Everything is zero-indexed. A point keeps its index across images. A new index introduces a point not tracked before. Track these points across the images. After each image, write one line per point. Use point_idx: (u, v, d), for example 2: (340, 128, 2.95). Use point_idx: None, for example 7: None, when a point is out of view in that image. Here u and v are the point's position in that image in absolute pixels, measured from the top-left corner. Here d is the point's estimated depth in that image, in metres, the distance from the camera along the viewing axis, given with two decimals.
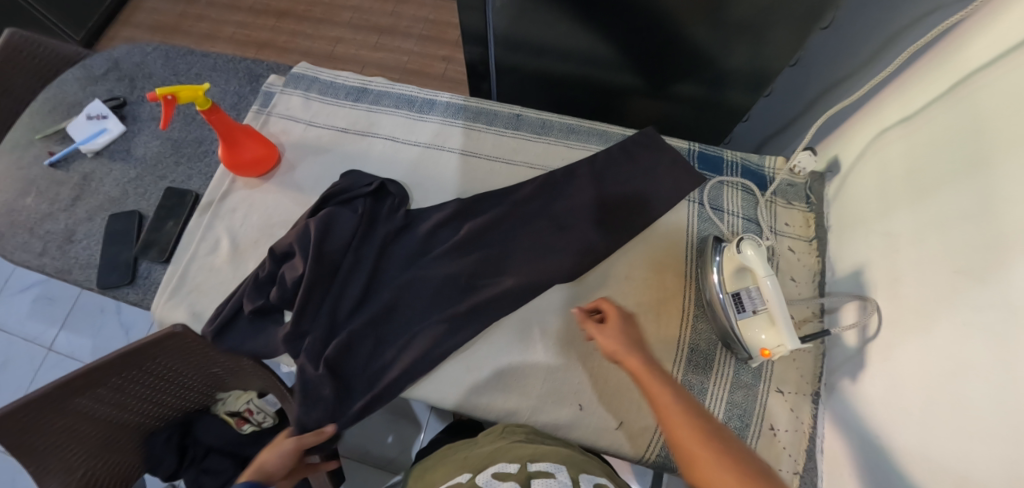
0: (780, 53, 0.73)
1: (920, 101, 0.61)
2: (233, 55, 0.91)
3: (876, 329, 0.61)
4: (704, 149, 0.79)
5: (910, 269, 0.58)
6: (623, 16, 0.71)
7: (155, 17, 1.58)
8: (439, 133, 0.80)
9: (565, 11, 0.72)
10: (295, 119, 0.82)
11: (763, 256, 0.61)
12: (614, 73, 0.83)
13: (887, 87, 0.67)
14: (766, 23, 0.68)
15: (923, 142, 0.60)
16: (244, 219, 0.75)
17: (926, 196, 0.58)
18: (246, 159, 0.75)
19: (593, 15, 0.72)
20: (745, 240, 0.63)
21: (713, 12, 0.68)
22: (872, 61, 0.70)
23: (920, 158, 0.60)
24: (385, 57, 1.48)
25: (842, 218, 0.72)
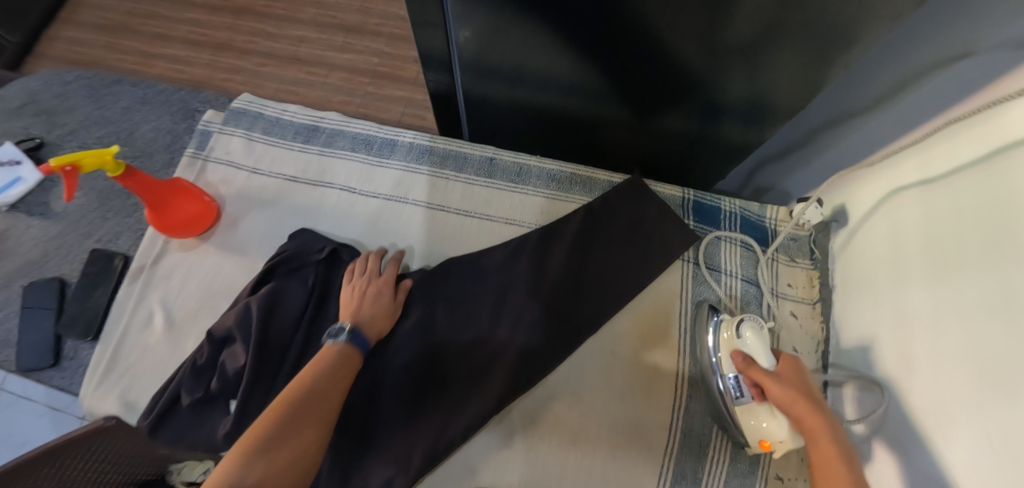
0: (788, 87, 0.61)
1: (948, 162, 0.52)
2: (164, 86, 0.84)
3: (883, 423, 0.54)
4: (699, 197, 0.72)
5: (930, 363, 0.50)
6: (601, 47, 0.60)
7: (100, 14, 1.40)
8: (401, 182, 0.71)
9: (533, 41, 0.61)
10: (237, 166, 0.72)
11: (764, 340, 0.55)
12: (598, 105, 0.72)
13: (906, 133, 0.58)
14: (767, 63, 0.57)
15: (945, 210, 0.52)
16: (181, 287, 0.66)
17: (950, 279, 0.49)
18: (180, 221, 0.65)
19: (568, 45, 0.61)
20: (746, 320, 0.57)
21: (708, 44, 0.57)
22: (890, 98, 0.60)
23: (944, 229, 0.51)
24: (353, 58, 1.35)
25: (850, 281, 0.64)
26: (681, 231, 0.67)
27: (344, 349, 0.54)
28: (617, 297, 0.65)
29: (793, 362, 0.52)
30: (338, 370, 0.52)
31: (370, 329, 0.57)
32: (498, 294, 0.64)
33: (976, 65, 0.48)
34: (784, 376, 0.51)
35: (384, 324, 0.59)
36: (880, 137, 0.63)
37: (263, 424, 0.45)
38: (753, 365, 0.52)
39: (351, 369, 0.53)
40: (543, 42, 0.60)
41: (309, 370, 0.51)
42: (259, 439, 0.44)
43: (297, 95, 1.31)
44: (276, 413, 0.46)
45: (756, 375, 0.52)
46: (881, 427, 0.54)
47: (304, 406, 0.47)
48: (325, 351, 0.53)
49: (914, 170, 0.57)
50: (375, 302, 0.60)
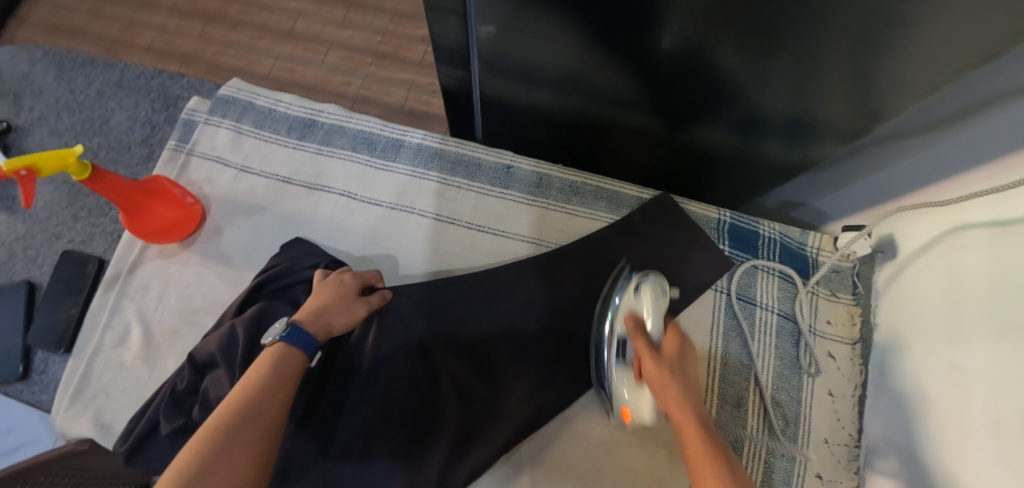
0: (838, 106, 0.53)
1: (1017, 207, 0.44)
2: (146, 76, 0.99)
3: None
4: (736, 219, 0.66)
5: (981, 438, 0.44)
6: (632, 48, 0.52)
7: None
8: (406, 189, 0.64)
9: (558, 35, 0.52)
10: (223, 163, 0.65)
11: (658, 293, 0.48)
12: (626, 112, 0.65)
13: (978, 164, 0.49)
14: (819, 73, 0.49)
15: (1018, 259, 0.43)
16: (159, 300, 0.60)
17: (1013, 345, 0.43)
18: (158, 228, 0.59)
19: (598, 44, 0.52)
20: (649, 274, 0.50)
21: (757, 54, 0.49)
22: (949, 125, 0.51)
23: (1011, 286, 0.44)
24: (354, 35, 1.25)
25: (899, 325, 0.57)
26: (714, 257, 0.63)
27: (281, 350, 0.45)
28: None
29: (680, 337, 0.46)
30: (278, 379, 0.43)
31: (319, 326, 0.49)
32: (509, 322, 0.58)
33: None
34: (665, 351, 0.45)
35: (340, 318, 0.50)
36: (938, 168, 0.54)
37: (184, 461, 0.36)
38: (642, 335, 0.46)
39: (293, 374, 0.44)
40: (568, 41, 0.53)
41: (244, 385, 0.42)
42: (180, 480, 0.35)
43: (294, 74, 1.21)
44: (201, 443, 0.37)
45: (641, 346, 0.45)
46: None
47: (236, 429, 0.39)
48: (266, 354, 0.45)
49: (980, 211, 0.49)
50: (327, 295, 0.51)
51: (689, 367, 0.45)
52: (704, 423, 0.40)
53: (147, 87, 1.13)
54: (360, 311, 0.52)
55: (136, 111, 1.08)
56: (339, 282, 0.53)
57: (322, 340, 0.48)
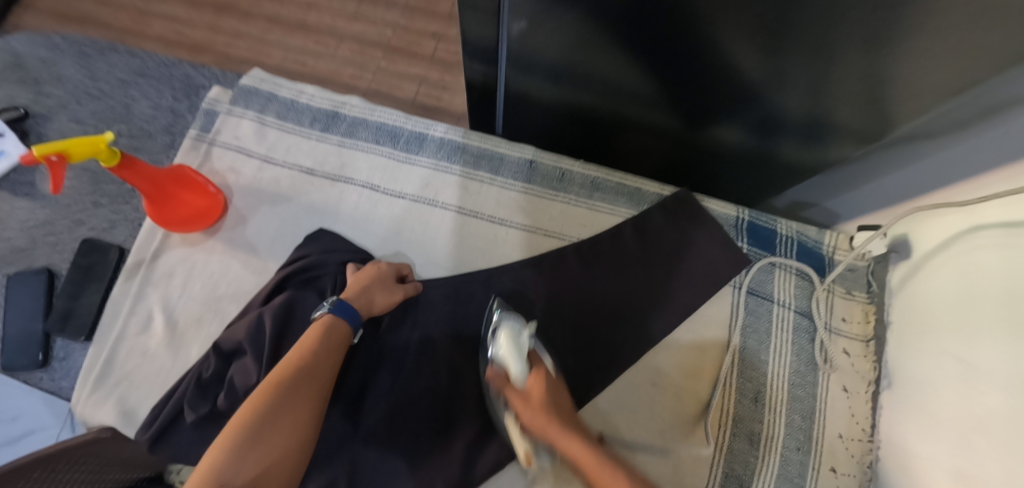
0: (866, 109, 0.54)
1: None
2: (166, 63, 1.01)
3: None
4: (754, 218, 0.66)
5: (993, 430, 0.45)
6: (664, 45, 0.52)
7: None
8: (430, 182, 0.64)
9: (590, 31, 0.52)
10: (246, 153, 0.65)
11: (518, 347, 0.49)
12: (650, 110, 0.65)
13: (992, 169, 0.51)
14: (845, 76, 0.50)
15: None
16: (183, 288, 0.61)
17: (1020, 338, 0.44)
18: (182, 215, 0.60)
19: (629, 39, 0.52)
20: (503, 324, 0.51)
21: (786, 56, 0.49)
22: (964, 129, 0.52)
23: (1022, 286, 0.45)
24: (365, 28, 1.25)
25: (911, 324, 0.59)
26: (731, 253, 0.63)
27: (330, 322, 0.48)
28: (661, 324, 0.61)
29: (547, 378, 0.49)
30: (328, 347, 0.46)
31: (362, 302, 0.51)
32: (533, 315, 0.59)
33: None
34: (532, 395, 0.48)
35: (380, 297, 0.52)
36: (955, 171, 0.55)
37: (247, 412, 0.40)
38: (511, 388, 0.49)
39: (340, 345, 0.47)
40: (591, 37, 0.53)
41: (301, 346, 0.46)
42: (245, 423, 0.39)
43: (304, 66, 1.21)
44: (263, 396, 0.41)
45: (514, 398, 0.49)
46: None
47: (296, 386, 0.42)
48: (314, 326, 0.48)
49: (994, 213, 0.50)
50: (366, 276, 0.53)
51: (557, 396, 0.49)
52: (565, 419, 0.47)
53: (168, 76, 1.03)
54: (399, 295, 0.54)
55: (157, 99, 0.99)
56: (377, 267, 0.55)
57: (365, 317, 0.51)
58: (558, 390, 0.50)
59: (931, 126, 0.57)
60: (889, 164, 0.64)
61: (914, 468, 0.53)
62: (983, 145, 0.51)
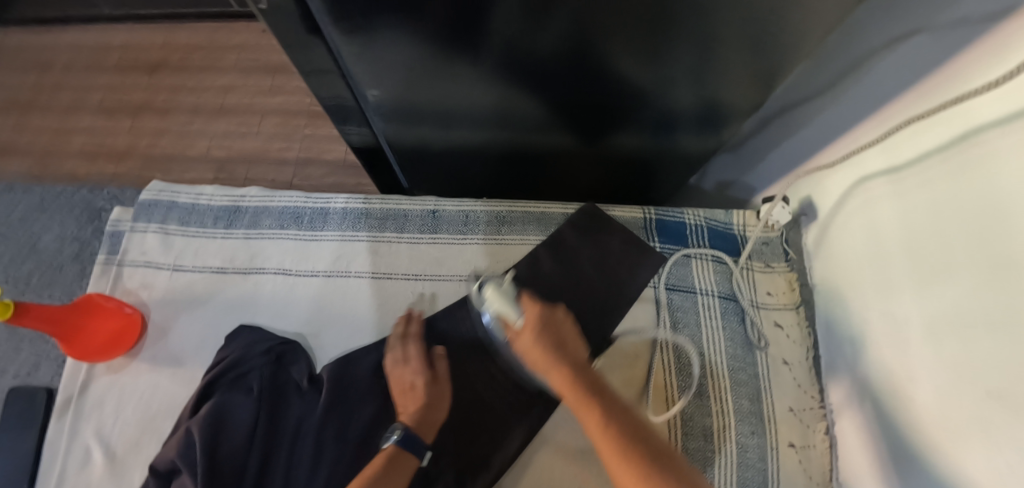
0: (741, 94, 0.57)
1: (917, 150, 0.48)
2: (68, 190, 0.97)
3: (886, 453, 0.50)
4: (661, 214, 0.67)
5: (926, 374, 0.46)
6: (542, 75, 0.54)
7: (7, 95, 1.30)
8: (340, 254, 0.65)
9: (470, 76, 0.54)
10: (156, 266, 0.65)
11: (504, 295, 0.50)
12: (540, 135, 0.66)
13: (868, 121, 0.54)
14: (713, 70, 0.53)
15: (921, 210, 0.48)
16: (117, 415, 0.60)
17: (934, 280, 0.46)
18: (99, 343, 0.60)
19: (503, 75, 0.54)
20: (485, 283, 0.52)
21: (654, 63, 0.52)
22: (840, 86, 0.56)
23: (922, 229, 0.48)
24: (285, 100, 1.27)
25: (831, 283, 0.60)
26: (646, 253, 0.64)
27: (396, 454, 0.49)
28: (590, 340, 0.61)
29: (539, 308, 0.49)
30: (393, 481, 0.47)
31: (425, 427, 0.51)
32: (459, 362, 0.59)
33: (928, 44, 0.44)
34: (521, 333, 0.48)
35: (436, 414, 0.53)
36: (838, 126, 0.58)
37: None
38: (507, 324, 0.50)
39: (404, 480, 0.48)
40: (468, 81, 0.55)
41: (363, 476, 0.47)
42: None
43: (230, 150, 1.22)
44: None
45: (512, 335, 0.50)
46: (885, 447, 0.51)
47: None
48: (381, 457, 0.49)
49: (883, 166, 0.53)
50: (426, 394, 0.53)
51: (552, 330, 0.48)
52: (579, 381, 0.45)
53: (69, 204, 0.97)
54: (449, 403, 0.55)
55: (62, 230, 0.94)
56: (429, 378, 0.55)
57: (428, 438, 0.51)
58: (552, 328, 0.49)
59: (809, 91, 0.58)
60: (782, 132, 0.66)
61: (862, 422, 0.54)
62: (860, 99, 0.54)
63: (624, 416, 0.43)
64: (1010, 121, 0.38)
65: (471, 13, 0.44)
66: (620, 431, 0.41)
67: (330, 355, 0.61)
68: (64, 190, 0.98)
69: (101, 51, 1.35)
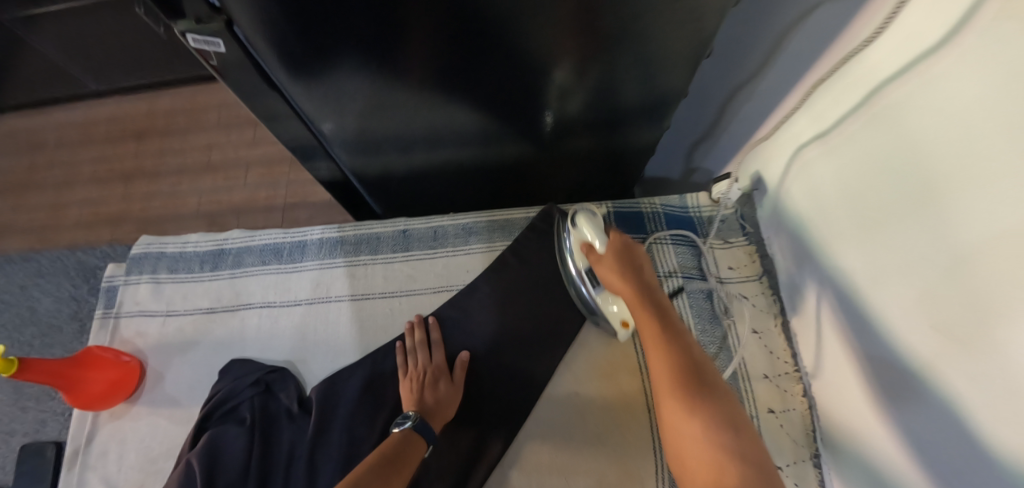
0: (673, 82, 0.61)
1: (840, 112, 0.51)
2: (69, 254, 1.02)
3: (857, 403, 0.52)
4: (618, 206, 0.70)
5: (878, 321, 0.48)
6: (493, 90, 0.58)
7: (4, 178, 1.38)
8: (319, 281, 0.68)
9: (422, 101, 0.58)
10: (150, 314, 0.69)
11: (598, 226, 0.57)
12: (495, 147, 0.70)
13: (793, 94, 0.57)
14: (644, 65, 0.56)
15: (852, 166, 0.51)
16: (121, 461, 0.63)
17: (873, 229, 0.48)
18: (98, 391, 0.62)
19: (454, 95, 0.58)
20: (581, 213, 0.58)
21: (593, 67, 0.56)
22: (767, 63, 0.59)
23: (854, 183, 0.50)
24: (266, 151, 1.34)
25: (788, 249, 0.62)
26: None
27: (408, 436, 0.52)
28: (560, 334, 0.63)
29: (622, 239, 0.53)
30: (405, 458, 0.50)
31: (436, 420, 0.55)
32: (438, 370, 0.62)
33: (829, 15, 0.48)
34: (604, 257, 0.53)
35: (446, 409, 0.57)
36: (768, 102, 0.61)
37: None
38: (591, 250, 0.55)
39: (414, 460, 0.50)
40: (418, 105, 0.59)
41: (377, 451, 0.50)
42: None
43: (220, 204, 1.28)
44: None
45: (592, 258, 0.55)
46: (856, 398, 0.52)
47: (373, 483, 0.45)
48: (393, 437, 0.52)
49: (812, 132, 0.56)
50: (441, 389, 0.58)
51: (633, 256, 0.52)
52: (657, 308, 0.48)
53: (65, 267, 1.03)
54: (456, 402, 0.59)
55: (60, 292, 0.99)
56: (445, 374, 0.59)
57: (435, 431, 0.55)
58: (633, 257, 0.52)
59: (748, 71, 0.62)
60: (726, 115, 0.70)
61: (834, 377, 0.55)
62: (782, 75, 0.57)
63: (691, 353, 0.44)
64: (916, 70, 0.41)
65: (422, 40, 0.48)
66: (677, 357, 0.44)
67: (317, 379, 0.63)
68: (63, 256, 1.05)
69: (91, 126, 1.43)
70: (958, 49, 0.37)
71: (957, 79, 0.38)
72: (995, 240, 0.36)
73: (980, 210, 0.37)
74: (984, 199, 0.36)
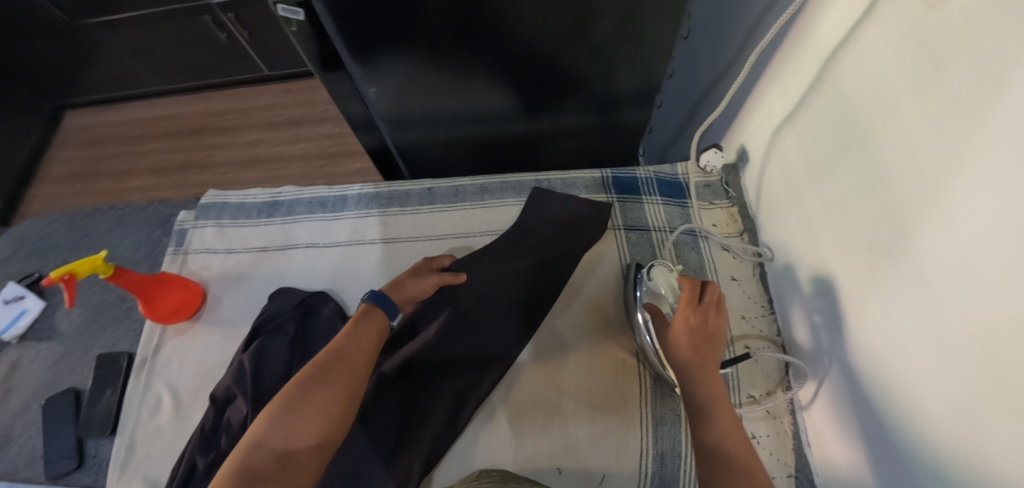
0: (662, 66, 0.72)
1: (796, 86, 0.62)
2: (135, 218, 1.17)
3: (821, 332, 0.60)
4: (616, 173, 0.80)
5: (834, 255, 0.57)
6: (516, 69, 0.71)
7: (74, 164, 1.57)
8: (355, 228, 0.80)
9: (456, 76, 0.71)
10: (212, 251, 0.81)
11: (671, 279, 0.64)
12: (511, 122, 0.82)
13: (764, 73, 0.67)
14: (638, 48, 0.69)
15: (809, 129, 0.61)
16: (181, 369, 0.74)
17: (828, 178, 0.58)
18: (167, 308, 0.73)
19: (484, 73, 0.71)
20: (657, 267, 0.66)
21: (596, 50, 0.69)
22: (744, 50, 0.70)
23: (811, 142, 0.61)
24: (306, 146, 1.48)
25: (765, 209, 0.71)
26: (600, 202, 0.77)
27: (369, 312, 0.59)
28: None
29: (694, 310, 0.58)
30: (362, 340, 0.56)
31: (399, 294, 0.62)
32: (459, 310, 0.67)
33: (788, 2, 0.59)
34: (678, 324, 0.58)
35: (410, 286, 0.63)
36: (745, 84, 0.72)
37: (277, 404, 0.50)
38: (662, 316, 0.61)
39: (372, 341, 0.57)
40: (452, 80, 0.72)
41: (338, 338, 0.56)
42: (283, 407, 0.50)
43: None
44: (292, 389, 0.51)
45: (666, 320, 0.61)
46: (816, 326, 0.61)
47: (318, 374, 0.52)
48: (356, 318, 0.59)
49: (778, 107, 0.66)
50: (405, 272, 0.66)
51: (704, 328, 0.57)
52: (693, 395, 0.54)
53: None
54: (428, 283, 0.64)
55: None
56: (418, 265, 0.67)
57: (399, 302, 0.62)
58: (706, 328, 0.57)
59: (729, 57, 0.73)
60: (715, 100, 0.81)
61: (800, 312, 0.64)
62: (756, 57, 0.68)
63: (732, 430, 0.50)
64: (850, 40, 0.52)
65: (465, 22, 0.62)
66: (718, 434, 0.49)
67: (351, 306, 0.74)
68: None
69: (153, 122, 1.61)
70: (874, 21, 0.48)
71: (878, 43, 0.48)
72: (913, 165, 0.45)
73: (896, 144, 0.47)
74: (898, 135, 0.47)
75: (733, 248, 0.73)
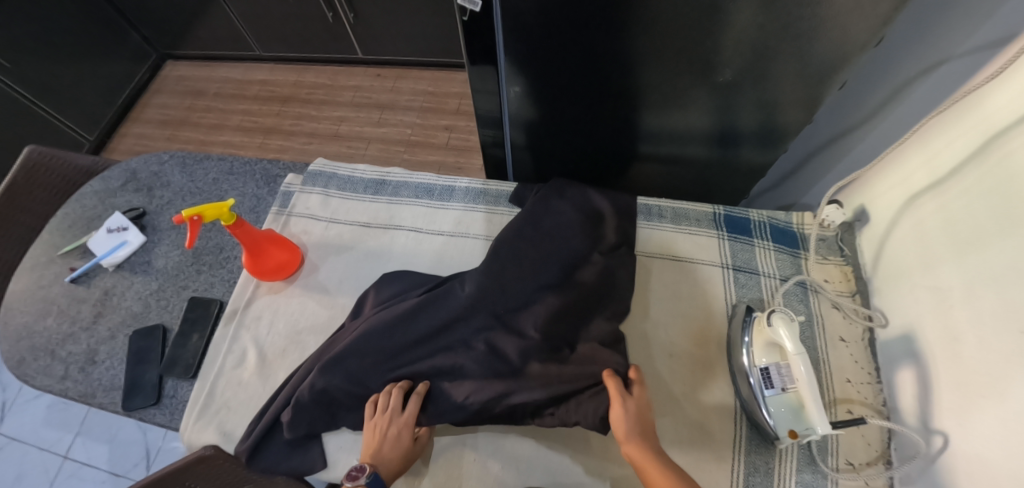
0: (793, 109, 0.71)
1: (949, 154, 0.59)
2: None
3: (944, 413, 0.56)
4: (728, 211, 0.81)
5: (973, 333, 0.53)
6: (642, 89, 0.70)
7: (165, 112, 1.68)
8: (460, 220, 0.80)
9: (586, 88, 0.71)
10: (316, 218, 0.82)
11: (796, 334, 0.59)
12: (623, 141, 0.82)
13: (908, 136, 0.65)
14: (772, 85, 0.67)
15: (957, 198, 0.58)
16: (269, 327, 0.74)
17: (972, 249, 0.55)
18: (268, 266, 0.74)
19: (609, 88, 0.71)
20: (777, 315, 0.61)
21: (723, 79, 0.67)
22: (885, 109, 0.69)
23: (959, 212, 0.58)
24: (388, 131, 1.51)
25: (886, 274, 0.69)
26: (706, 240, 0.79)
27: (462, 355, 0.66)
28: (657, 302, 0.75)
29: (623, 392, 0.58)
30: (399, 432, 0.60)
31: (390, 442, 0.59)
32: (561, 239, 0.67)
33: (953, 69, 0.58)
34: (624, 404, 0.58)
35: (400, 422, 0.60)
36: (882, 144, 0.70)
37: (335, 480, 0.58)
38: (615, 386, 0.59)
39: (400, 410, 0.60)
40: (585, 91, 0.72)
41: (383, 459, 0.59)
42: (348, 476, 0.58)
43: None
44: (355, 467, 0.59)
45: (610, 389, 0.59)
46: (940, 403, 0.57)
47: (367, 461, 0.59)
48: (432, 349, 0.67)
49: (920, 173, 0.63)
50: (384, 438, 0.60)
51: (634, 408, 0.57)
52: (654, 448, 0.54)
53: None
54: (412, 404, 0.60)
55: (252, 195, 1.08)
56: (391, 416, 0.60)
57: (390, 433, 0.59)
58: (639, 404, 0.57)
59: (867, 112, 0.72)
60: (839, 153, 0.79)
61: (919, 382, 0.60)
62: (901, 118, 0.66)
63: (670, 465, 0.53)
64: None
65: (608, 33, 0.61)
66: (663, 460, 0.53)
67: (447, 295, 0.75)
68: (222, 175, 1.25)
69: (246, 84, 1.68)
70: None
71: None
72: None
73: None
74: None
75: (843, 307, 0.72)
